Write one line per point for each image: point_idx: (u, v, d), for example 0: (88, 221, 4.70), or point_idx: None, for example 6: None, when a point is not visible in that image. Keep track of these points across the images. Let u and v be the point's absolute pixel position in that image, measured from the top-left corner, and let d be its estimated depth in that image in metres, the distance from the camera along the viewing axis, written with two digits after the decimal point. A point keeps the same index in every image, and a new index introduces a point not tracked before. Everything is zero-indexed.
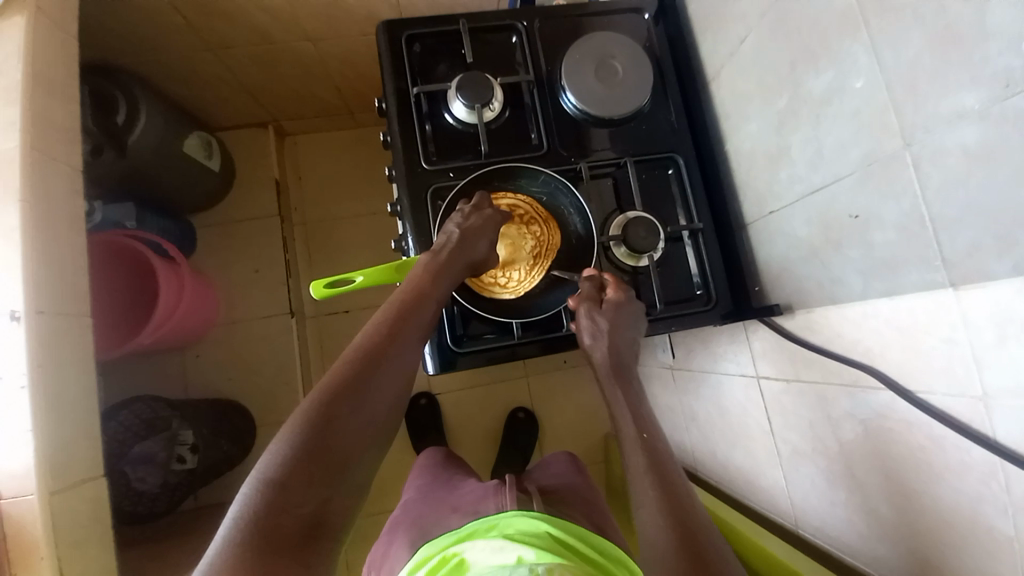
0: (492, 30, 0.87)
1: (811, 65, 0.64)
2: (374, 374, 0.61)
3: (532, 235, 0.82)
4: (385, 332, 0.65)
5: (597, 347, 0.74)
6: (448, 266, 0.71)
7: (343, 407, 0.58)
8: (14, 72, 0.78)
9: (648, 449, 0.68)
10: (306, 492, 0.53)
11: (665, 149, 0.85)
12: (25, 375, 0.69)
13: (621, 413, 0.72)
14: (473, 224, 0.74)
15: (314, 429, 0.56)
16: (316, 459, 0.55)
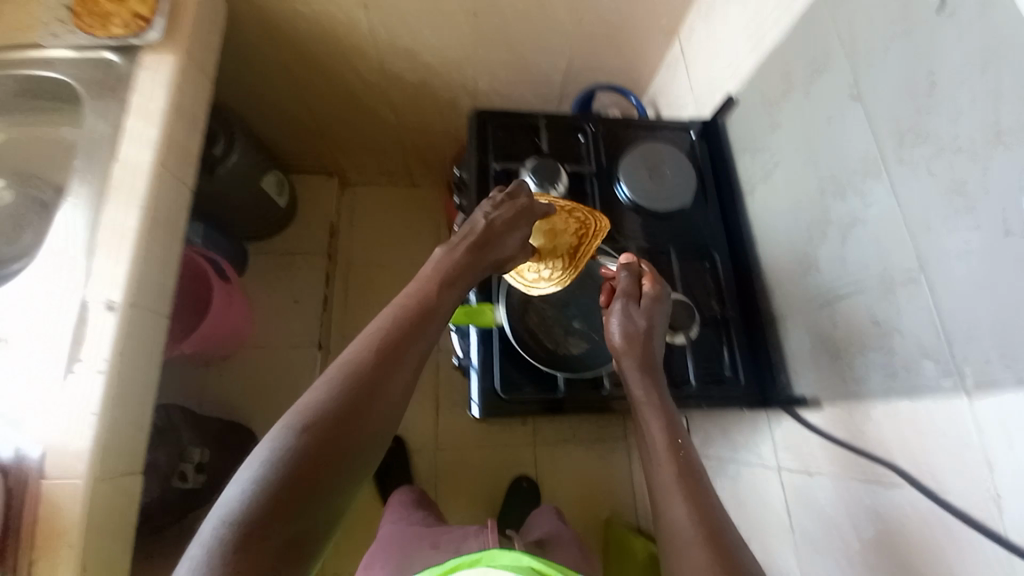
0: (563, 127, 1.03)
1: (838, 194, 0.76)
2: (363, 396, 0.58)
3: (571, 229, 0.81)
4: (379, 343, 0.62)
5: (631, 347, 0.77)
6: (467, 268, 0.71)
7: (324, 436, 0.54)
8: (160, 100, 0.91)
9: (681, 460, 0.67)
10: (278, 527, 0.51)
11: (703, 245, 0.97)
12: (104, 361, 0.74)
13: (650, 423, 0.71)
14: (505, 217, 0.74)
15: (291, 461, 0.53)
16: (292, 494, 0.52)
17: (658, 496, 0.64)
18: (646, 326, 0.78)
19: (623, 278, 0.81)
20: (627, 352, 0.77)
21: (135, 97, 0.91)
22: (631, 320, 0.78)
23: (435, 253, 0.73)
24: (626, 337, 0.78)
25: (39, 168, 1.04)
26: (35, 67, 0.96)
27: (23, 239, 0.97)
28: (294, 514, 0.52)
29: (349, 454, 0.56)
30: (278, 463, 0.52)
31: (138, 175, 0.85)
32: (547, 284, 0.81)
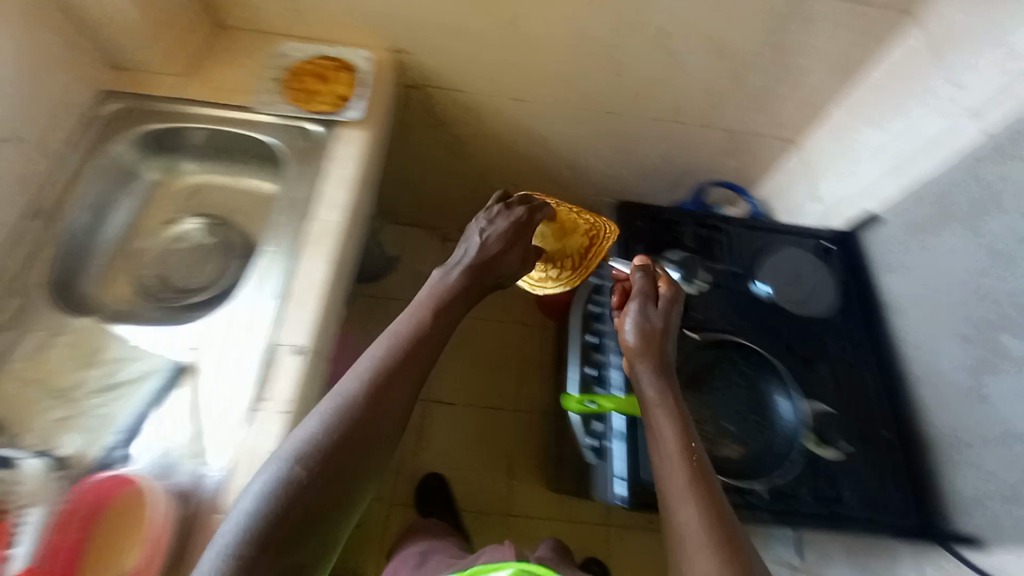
0: (703, 224, 1.09)
1: (1013, 333, 0.79)
2: (371, 400, 0.70)
3: (580, 231, 1.00)
4: (382, 360, 0.74)
5: (643, 346, 0.85)
6: (466, 284, 0.85)
7: (367, 394, 0.70)
8: (353, 167, 1.03)
9: (693, 462, 0.73)
10: (336, 462, 0.65)
11: (850, 357, 1.00)
12: (286, 403, 0.79)
13: (662, 424, 0.78)
14: (502, 234, 0.89)
15: (343, 413, 0.68)
16: (342, 434, 0.67)
17: (667, 496, 0.71)
18: (660, 325, 0.87)
19: (636, 279, 0.91)
20: (640, 351, 0.85)
21: (331, 161, 1.03)
22: (645, 322, 0.87)
23: (435, 274, 0.87)
24: (640, 334, 0.86)
25: (228, 212, 1.14)
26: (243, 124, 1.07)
27: (215, 275, 1.06)
28: (343, 449, 0.66)
29: (383, 404, 0.71)
30: (333, 416, 0.68)
31: (330, 230, 0.96)
32: (552, 283, 1.01)
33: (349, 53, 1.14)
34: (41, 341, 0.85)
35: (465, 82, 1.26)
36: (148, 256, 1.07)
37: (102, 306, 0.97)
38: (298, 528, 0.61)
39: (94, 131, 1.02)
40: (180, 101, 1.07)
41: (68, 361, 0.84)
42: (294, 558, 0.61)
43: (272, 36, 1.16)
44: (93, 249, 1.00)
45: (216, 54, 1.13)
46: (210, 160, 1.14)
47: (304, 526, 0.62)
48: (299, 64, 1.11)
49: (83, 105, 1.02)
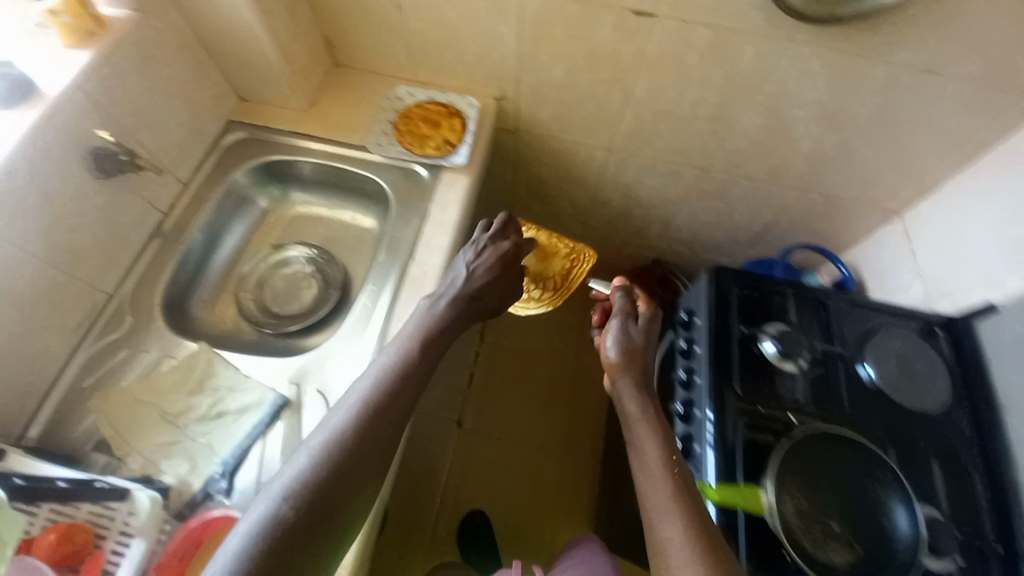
0: (804, 295, 1.04)
1: None
2: (365, 436, 0.70)
3: (563, 255, 1.22)
4: (380, 397, 0.74)
5: (628, 364, 0.92)
6: (455, 316, 0.88)
7: (380, 402, 0.74)
8: (454, 210, 1.06)
9: (675, 474, 0.79)
10: (337, 482, 0.66)
11: (962, 461, 0.92)
12: None
13: (645, 440, 0.84)
14: (487, 263, 0.95)
15: (357, 420, 0.71)
16: (356, 439, 0.70)
17: (652, 509, 0.77)
18: (641, 342, 0.96)
19: (620, 301, 1.03)
20: (623, 369, 0.92)
21: (436, 205, 1.06)
22: (628, 340, 0.95)
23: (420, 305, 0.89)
24: (623, 350, 0.95)
25: (329, 246, 1.17)
26: (353, 162, 1.12)
27: (313, 307, 1.07)
28: (355, 450, 0.69)
29: (391, 409, 0.74)
30: (349, 423, 0.71)
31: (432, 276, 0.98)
32: (536, 302, 1.20)
33: (459, 100, 1.20)
34: (154, 363, 0.87)
35: (560, 131, 1.29)
36: (250, 281, 1.10)
37: (205, 334, 0.98)
38: (309, 528, 0.63)
39: (214, 160, 1.09)
40: (296, 135, 1.13)
41: (177, 386, 0.84)
42: (303, 561, 0.62)
43: (387, 78, 1.22)
44: (203, 274, 1.06)
45: (335, 93, 1.19)
46: (319, 194, 1.19)
47: (314, 526, 0.63)
48: (413, 107, 1.17)
49: (212, 135, 1.10)
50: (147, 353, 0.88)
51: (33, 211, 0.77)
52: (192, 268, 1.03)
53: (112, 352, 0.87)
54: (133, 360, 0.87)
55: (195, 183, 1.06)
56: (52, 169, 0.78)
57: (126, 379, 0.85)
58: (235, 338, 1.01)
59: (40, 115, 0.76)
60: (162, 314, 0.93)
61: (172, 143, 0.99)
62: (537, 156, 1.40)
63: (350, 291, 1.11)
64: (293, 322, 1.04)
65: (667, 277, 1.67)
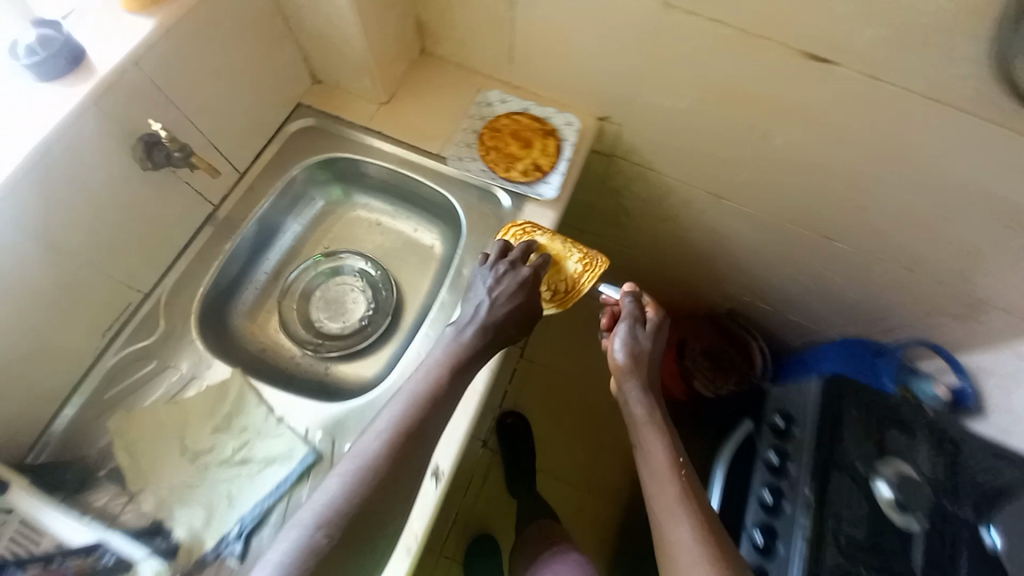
0: (935, 432, 0.87)
1: None
2: (396, 470, 0.64)
3: (573, 258, 0.87)
4: (415, 424, 0.67)
5: (636, 369, 0.87)
6: (474, 351, 0.75)
7: (417, 410, 0.68)
8: None
9: (682, 479, 0.79)
10: (369, 510, 0.61)
11: None
12: (414, 539, 0.71)
13: (651, 441, 0.83)
14: (507, 290, 0.80)
15: (394, 436, 0.66)
16: (392, 458, 0.64)
17: (660, 508, 0.78)
18: (649, 348, 0.89)
19: (627, 304, 0.92)
20: (631, 374, 0.88)
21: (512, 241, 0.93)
22: (636, 343, 0.89)
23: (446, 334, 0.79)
24: (629, 354, 0.89)
25: (387, 262, 1.04)
26: (425, 174, 0.99)
27: (361, 335, 0.96)
28: (391, 466, 0.64)
29: (433, 421, 0.68)
30: (384, 441, 0.65)
31: None
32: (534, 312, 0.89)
33: (556, 115, 1.03)
34: (182, 384, 0.77)
35: (663, 166, 1.11)
36: (296, 291, 0.97)
37: (241, 350, 0.85)
38: (345, 552, 0.60)
39: (277, 150, 0.99)
40: (368, 133, 1.01)
41: (205, 418, 0.75)
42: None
43: (478, 76, 1.06)
44: (247, 277, 0.95)
45: (417, 88, 1.05)
46: (384, 201, 1.05)
47: (354, 543, 0.60)
48: (504, 115, 1.01)
49: (278, 121, 0.99)
50: (176, 369, 0.78)
51: (69, 204, 0.67)
52: (235, 271, 0.92)
53: (141, 361, 0.78)
54: (159, 376, 0.77)
55: (251, 173, 0.95)
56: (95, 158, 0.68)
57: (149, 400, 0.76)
58: (273, 356, 0.90)
59: (89, 95, 0.65)
60: (197, 326, 0.82)
61: (233, 129, 0.88)
62: (627, 188, 1.22)
63: (402, 319, 0.99)
64: (336, 348, 0.93)
65: (744, 336, 1.49)
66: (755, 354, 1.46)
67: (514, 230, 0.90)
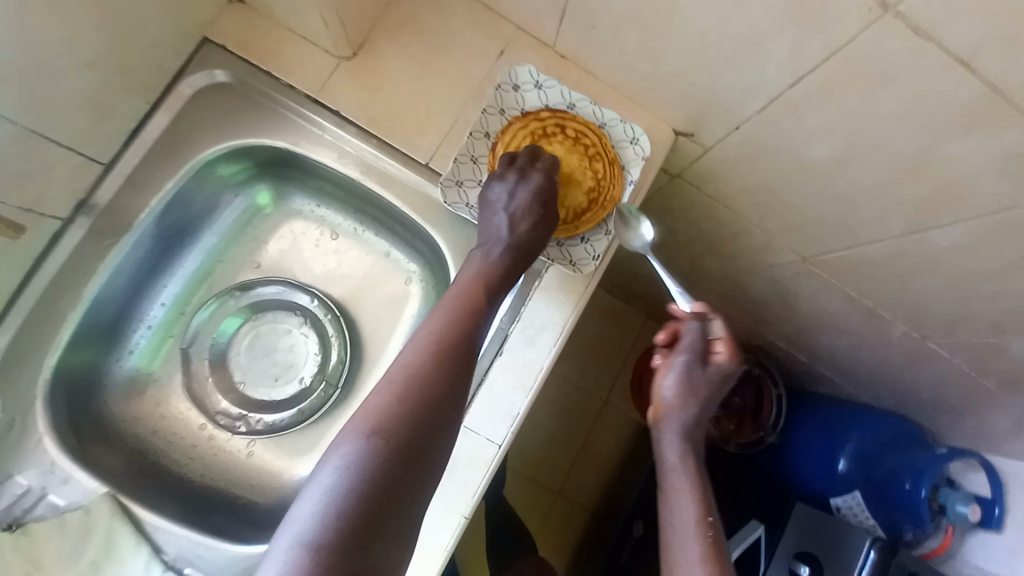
0: None
1: None
2: (451, 376, 0.49)
3: (581, 188, 0.65)
4: (469, 312, 0.54)
5: (678, 406, 0.68)
6: (507, 276, 0.59)
7: (467, 306, 0.54)
8: (546, 350, 0.65)
9: (709, 539, 0.59)
10: (428, 433, 0.46)
11: None
12: None
13: (680, 493, 0.63)
14: (519, 198, 0.59)
15: (449, 337, 0.51)
16: (448, 358, 0.50)
17: (678, 569, 0.58)
18: (704, 395, 0.68)
19: (692, 331, 0.68)
20: (675, 413, 0.68)
21: (516, 335, 0.65)
22: (691, 385, 0.68)
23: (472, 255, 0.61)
24: (680, 393, 0.68)
25: (340, 300, 0.74)
26: (403, 195, 0.67)
27: (298, 410, 0.70)
28: (450, 379, 0.49)
29: (484, 329, 0.55)
30: (433, 338, 0.51)
31: (478, 471, 0.62)
32: None
33: (618, 126, 0.66)
34: (30, 502, 0.57)
35: (748, 212, 0.76)
36: (206, 340, 0.71)
37: (119, 441, 0.65)
38: (408, 467, 0.44)
39: (166, 124, 0.62)
40: (317, 112, 0.63)
41: (62, 562, 0.56)
42: (402, 512, 0.43)
43: (506, 26, 0.66)
44: (132, 316, 0.67)
45: (404, 38, 0.64)
46: (342, 212, 0.72)
47: (410, 475, 0.44)
48: (538, 117, 0.64)
49: (168, 74, 0.61)
50: (19, 482, 0.57)
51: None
52: (109, 315, 0.65)
53: None
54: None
55: (124, 162, 0.61)
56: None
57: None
58: (162, 444, 0.67)
59: None
60: (48, 410, 0.60)
61: (73, 97, 0.53)
62: (685, 221, 0.88)
63: (353, 395, 0.72)
64: (264, 425, 0.70)
65: (761, 378, 1.15)
66: (768, 402, 1.13)
67: (517, 131, 0.64)
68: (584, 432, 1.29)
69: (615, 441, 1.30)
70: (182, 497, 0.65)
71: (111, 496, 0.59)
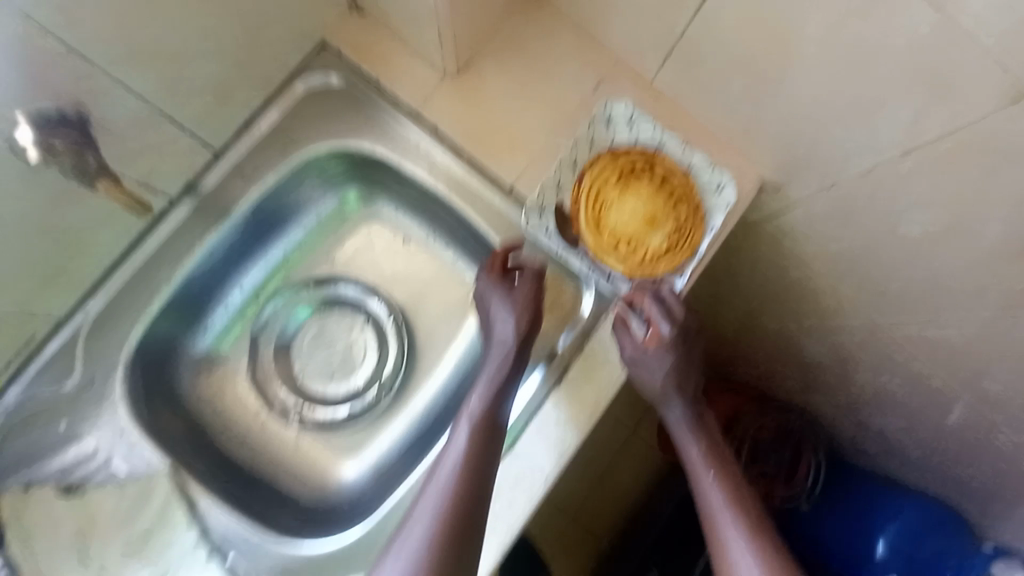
0: None
1: None
2: (456, 526, 0.55)
3: (663, 229, 0.65)
4: (470, 455, 0.58)
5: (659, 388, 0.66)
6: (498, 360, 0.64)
7: (466, 484, 0.56)
8: (605, 387, 0.64)
9: (726, 473, 0.63)
10: None
11: None
12: None
13: (689, 443, 0.66)
14: (482, 295, 0.68)
15: (448, 521, 0.55)
16: (453, 536, 0.55)
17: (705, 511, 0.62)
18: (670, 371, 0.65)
19: (637, 331, 0.64)
20: (660, 394, 0.67)
21: (577, 366, 0.65)
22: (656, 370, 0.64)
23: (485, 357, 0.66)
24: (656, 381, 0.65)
25: (402, 305, 0.75)
26: (484, 211, 0.68)
27: (349, 408, 0.72)
28: (451, 529, 0.55)
29: (488, 484, 0.57)
30: (435, 494, 0.57)
31: (522, 498, 0.61)
32: (617, 266, 0.65)
33: (706, 171, 0.65)
34: (91, 467, 0.59)
35: (820, 270, 0.75)
36: (274, 326, 0.73)
37: (181, 412, 0.67)
38: None
39: (276, 119, 0.65)
40: (416, 124, 0.66)
41: (115, 526, 0.58)
42: None
43: (605, 63, 0.67)
44: (213, 298, 0.70)
45: (507, 64, 0.66)
46: (419, 220, 0.74)
47: None
48: (628, 157, 0.65)
49: (286, 73, 0.64)
50: (87, 443, 0.60)
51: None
52: (194, 293, 0.67)
53: (47, 420, 0.60)
54: (64, 446, 0.60)
55: (233, 149, 0.64)
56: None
57: (39, 483, 0.58)
58: (220, 420, 0.69)
59: None
60: (127, 376, 0.62)
61: (203, 86, 0.56)
62: (749, 269, 0.87)
63: (405, 401, 0.72)
64: (315, 416, 0.71)
65: (803, 438, 1.07)
66: (807, 467, 1.05)
67: (606, 165, 0.65)
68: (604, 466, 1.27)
69: (634, 481, 1.27)
70: (230, 476, 0.66)
71: (173, 470, 0.61)
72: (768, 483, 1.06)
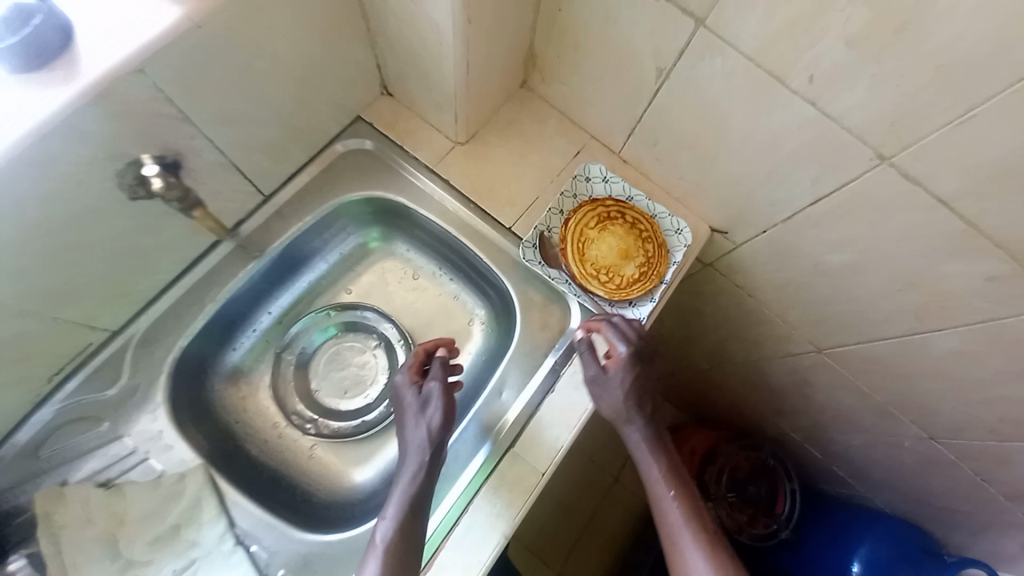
0: None
1: None
2: None
3: (634, 263, 0.78)
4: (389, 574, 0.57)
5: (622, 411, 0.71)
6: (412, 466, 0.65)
7: None
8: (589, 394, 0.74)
9: (682, 489, 0.71)
10: None
11: None
12: None
13: (650, 462, 0.73)
14: (398, 398, 0.72)
15: None
16: None
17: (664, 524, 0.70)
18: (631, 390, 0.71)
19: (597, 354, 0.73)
20: (625, 417, 0.72)
21: (565, 375, 0.75)
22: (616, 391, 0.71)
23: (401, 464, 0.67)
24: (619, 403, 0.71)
25: (412, 330, 0.86)
26: (486, 249, 0.81)
27: (363, 420, 0.79)
28: None
29: None
30: None
31: (521, 492, 0.69)
32: (598, 292, 0.77)
33: (666, 218, 0.81)
34: (130, 463, 0.67)
35: (768, 303, 0.89)
36: (297, 348, 0.82)
37: (208, 424, 0.74)
38: None
39: (317, 173, 0.79)
40: (432, 179, 0.81)
41: (141, 523, 0.65)
42: None
43: (583, 135, 0.85)
44: (245, 322, 0.80)
45: (505, 135, 0.83)
46: (429, 258, 0.87)
47: None
48: (604, 204, 0.79)
49: (327, 138, 0.79)
50: (126, 442, 0.68)
51: (37, 221, 0.52)
52: (229, 318, 0.77)
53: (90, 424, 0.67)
54: (103, 447, 0.67)
55: (279, 196, 0.77)
56: (69, 166, 0.52)
57: (77, 481, 0.65)
58: (242, 433, 0.76)
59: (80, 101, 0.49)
60: (166, 386, 0.70)
61: (265, 145, 0.71)
62: (712, 306, 1.00)
63: None
64: (331, 429, 0.78)
65: (774, 468, 1.18)
66: (782, 497, 1.15)
67: (586, 212, 0.79)
68: (593, 508, 1.31)
69: (621, 521, 1.31)
70: (253, 480, 0.72)
71: (203, 468, 0.68)
72: (750, 513, 1.16)
